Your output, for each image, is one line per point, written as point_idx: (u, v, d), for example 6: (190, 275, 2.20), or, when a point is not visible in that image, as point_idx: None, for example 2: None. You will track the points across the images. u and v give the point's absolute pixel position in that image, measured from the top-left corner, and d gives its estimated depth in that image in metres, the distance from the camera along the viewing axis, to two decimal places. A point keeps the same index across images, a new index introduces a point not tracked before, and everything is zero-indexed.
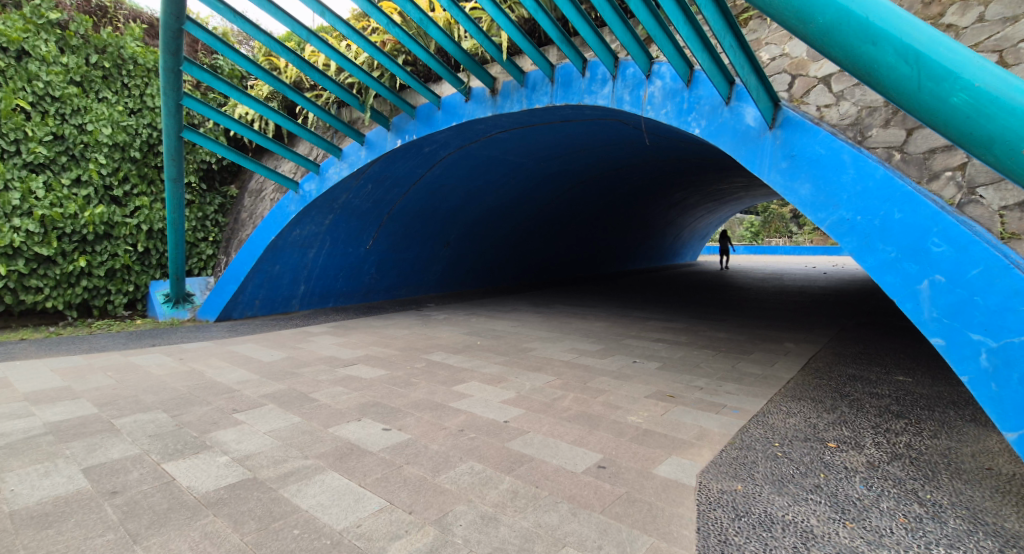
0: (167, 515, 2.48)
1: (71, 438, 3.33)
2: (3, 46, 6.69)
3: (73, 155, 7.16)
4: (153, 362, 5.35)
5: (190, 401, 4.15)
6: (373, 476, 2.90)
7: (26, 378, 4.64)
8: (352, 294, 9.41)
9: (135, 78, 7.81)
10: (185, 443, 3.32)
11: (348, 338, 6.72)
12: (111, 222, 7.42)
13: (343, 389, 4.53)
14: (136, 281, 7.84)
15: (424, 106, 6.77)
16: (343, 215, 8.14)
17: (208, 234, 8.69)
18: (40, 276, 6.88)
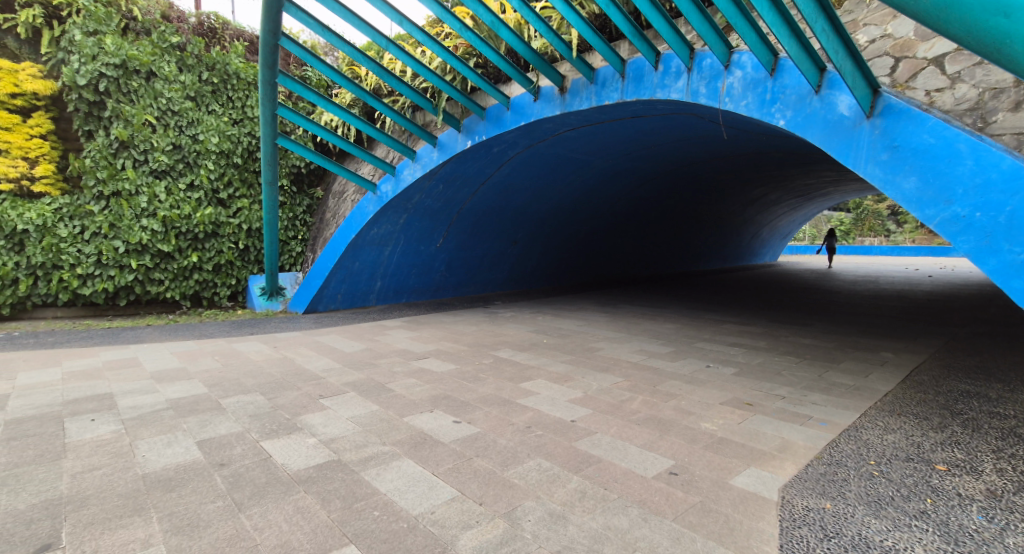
0: (266, 488, 2.72)
1: (186, 413, 3.75)
2: (136, 68, 7.62)
3: (188, 162, 8.01)
4: (251, 349, 5.88)
5: (283, 386, 4.52)
6: (445, 466, 3.01)
7: (151, 359, 5.28)
8: (424, 290, 9.81)
9: (238, 91, 8.56)
10: (279, 424, 3.63)
11: (421, 333, 7.00)
12: (218, 222, 8.22)
13: (416, 381, 4.74)
14: (238, 275, 8.62)
15: (494, 107, 6.88)
16: (416, 215, 8.47)
17: (297, 233, 9.39)
18: (161, 269, 7.81)
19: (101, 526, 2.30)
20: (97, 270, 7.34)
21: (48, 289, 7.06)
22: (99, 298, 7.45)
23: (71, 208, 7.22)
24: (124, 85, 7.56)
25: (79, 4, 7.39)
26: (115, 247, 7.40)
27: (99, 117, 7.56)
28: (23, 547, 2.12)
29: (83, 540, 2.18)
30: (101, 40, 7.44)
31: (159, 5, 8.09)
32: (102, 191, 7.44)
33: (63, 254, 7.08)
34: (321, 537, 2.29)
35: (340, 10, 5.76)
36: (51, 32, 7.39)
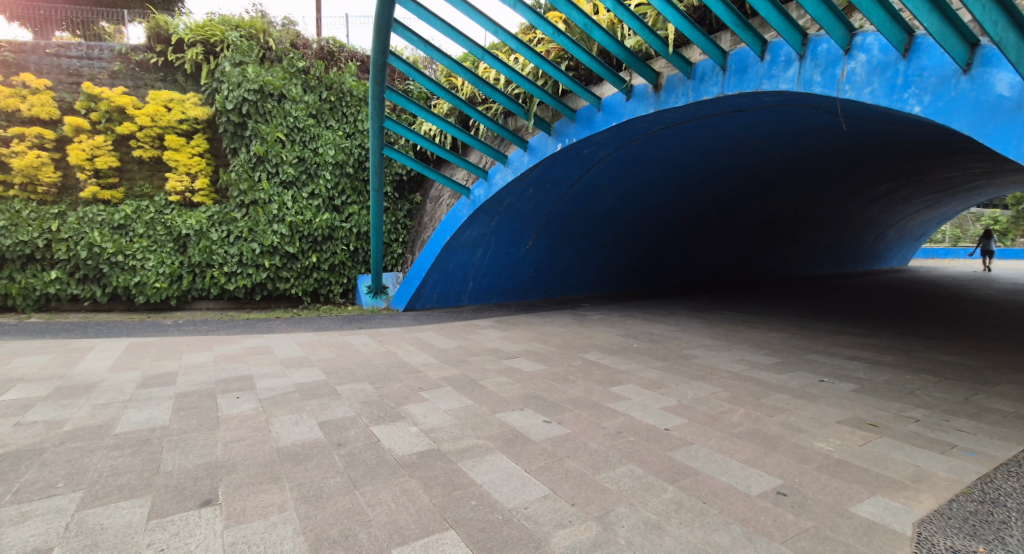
0: (376, 470, 2.98)
1: (309, 397, 4.20)
2: (270, 92, 8.64)
3: (310, 173, 8.91)
4: (361, 342, 6.42)
5: (388, 377, 4.89)
6: (537, 464, 3.09)
7: (281, 347, 5.98)
8: (513, 292, 10.05)
9: (351, 107, 9.33)
10: (385, 411, 3.94)
11: (510, 333, 7.18)
12: (333, 226, 9.04)
13: (508, 379, 4.88)
14: (349, 274, 9.38)
15: (585, 109, 6.86)
16: (507, 218, 8.68)
17: (399, 236, 10.04)
18: (288, 268, 8.78)
19: (247, 488, 2.67)
20: (239, 269, 8.48)
21: (203, 284, 8.33)
22: (240, 292, 8.61)
23: (220, 215, 8.45)
24: (261, 107, 8.61)
25: (228, 39, 8.55)
26: (253, 249, 8.50)
27: (241, 136, 8.69)
28: (191, 499, 2.51)
29: (234, 499, 2.55)
30: (244, 69, 8.54)
31: (288, 35, 9.08)
32: (243, 200, 8.56)
33: (214, 254, 8.32)
34: (425, 520, 2.46)
35: (441, 25, 6.13)
36: (208, 65, 8.63)
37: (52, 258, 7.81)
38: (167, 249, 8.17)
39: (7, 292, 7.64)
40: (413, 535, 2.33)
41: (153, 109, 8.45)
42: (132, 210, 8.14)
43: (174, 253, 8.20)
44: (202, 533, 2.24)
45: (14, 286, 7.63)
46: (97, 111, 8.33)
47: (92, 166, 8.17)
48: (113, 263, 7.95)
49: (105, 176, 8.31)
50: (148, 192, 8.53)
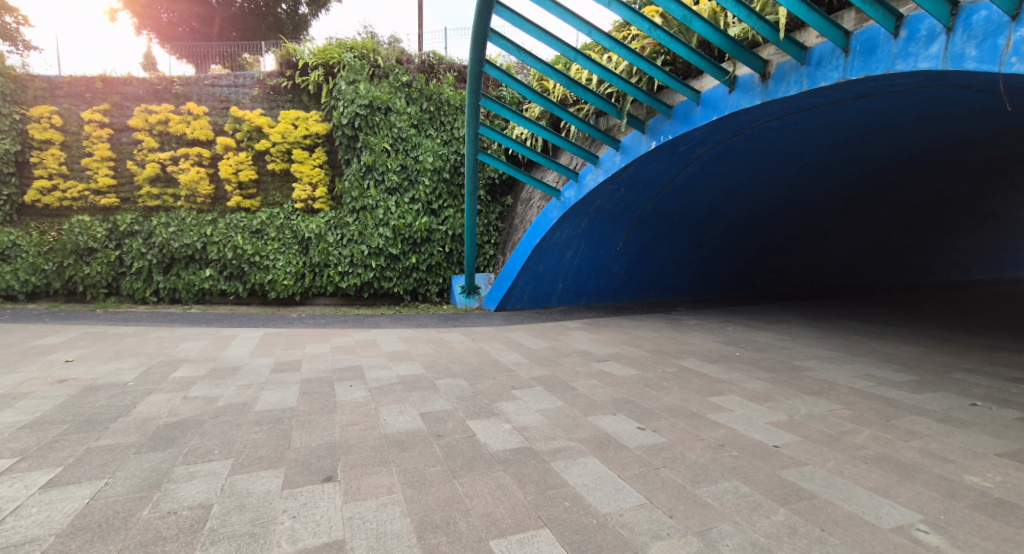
0: (472, 462, 3.09)
1: (411, 388, 4.48)
2: (378, 105, 9.32)
3: (411, 180, 9.47)
4: (456, 339, 6.70)
5: (481, 374, 5.06)
6: (632, 471, 3.03)
7: (386, 341, 6.43)
8: (603, 294, 9.94)
9: (449, 116, 9.77)
10: (480, 407, 4.09)
11: (600, 335, 7.08)
12: (431, 229, 9.53)
13: (599, 382, 4.83)
14: (445, 275, 9.80)
15: (682, 104, 6.55)
16: (598, 219, 8.56)
17: (490, 238, 10.28)
18: (391, 269, 9.42)
19: (361, 469, 2.91)
20: (351, 269, 9.26)
21: (321, 282, 9.24)
22: (351, 290, 9.40)
23: (335, 220, 9.28)
24: (370, 121, 9.32)
25: (344, 61, 9.35)
26: (363, 250, 9.24)
27: (353, 148, 9.46)
28: (315, 474, 2.80)
29: (351, 478, 2.79)
30: (357, 86, 9.29)
31: (394, 52, 9.71)
32: (355, 206, 9.31)
33: (330, 255, 9.18)
34: (521, 515, 2.52)
35: (535, 30, 6.22)
36: (327, 85, 9.48)
37: (207, 258, 9.08)
38: (293, 250, 9.16)
39: (175, 287, 9.03)
40: (509, 529, 2.39)
41: (283, 127, 9.48)
42: (267, 216, 9.26)
43: (299, 254, 9.17)
44: (325, 505, 2.48)
45: (180, 282, 9.01)
46: (241, 131, 9.54)
47: (237, 179, 9.36)
48: (252, 263, 9.09)
49: (247, 188, 9.48)
50: (279, 201, 9.59)
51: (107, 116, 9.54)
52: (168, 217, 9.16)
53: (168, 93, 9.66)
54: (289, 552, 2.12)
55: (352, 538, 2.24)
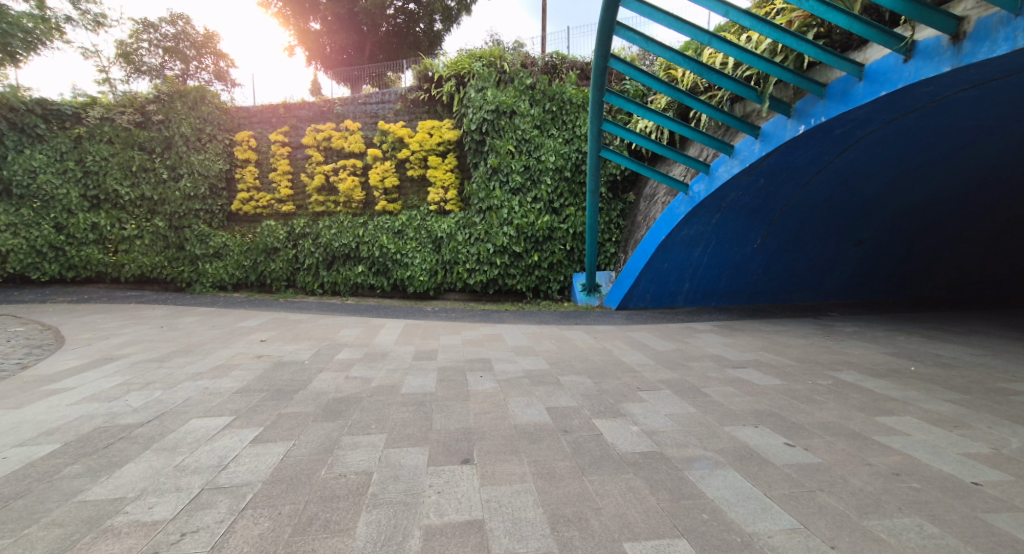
0: (601, 461, 3.06)
1: (536, 383, 4.60)
2: (503, 109, 9.67)
3: (533, 180, 9.67)
4: (579, 337, 6.70)
5: (605, 373, 5.00)
6: (780, 490, 2.78)
7: (511, 336, 6.68)
8: (736, 295, 9.23)
9: (571, 114, 9.74)
10: (606, 406, 4.03)
11: (735, 339, 6.59)
12: (552, 227, 9.62)
13: (735, 390, 4.50)
14: (566, 272, 9.81)
15: (840, 81, 5.75)
16: (731, 213, 7.92)
17: (612, 235, 9.96)
18: (515, 266, 9.73)
19: (496, 456, 3.07)
20: (478, 266, 9.76)
21: (452, 279, 9.87)
22: (478, 286, 9.90)
23: (464, 220, 9.85)
24: (496, 125, 9.73)
25: (474, 70, 9.87)
26: (489, 248, 9.68)
27: (481, 151, 9.97)
28: (454, 455, 3.03)
29: (486, 463, 2.96)
30: (485, 93, 9.75)
31: (519, 57, 10.03)
32: (482, 207, 9.79)
33: (459, 253, 9.77)
34: (655, 522, 2.46)
35: (665, 18, 5.98)
36: (459, 95, 10.07)
37: (360, 256, 10.24)
38: (428, 249, 9.90)
39: (336, 281, 10.33)
40: (644, 534, 2.35)
41: (421, 136, 10.29)
42: (407, 218, 10.15)
43: (432, 252, 9.90)
44: (466, 486, 2.68)
45: (339, 276, 10.29)
46: (386, 142, 10.57)
47: (383, 186, 10.42)
48: (394, 260, 10.04)
49: (391, 193, 10.51)
50: (417, 204, 10.46)
51: (287, 136, 11.22)
52: (330, 221, 10.50)
53: (331, 114, 11.08)
54: (438, 524, 2.33)
55: (490, 519, 2.39)
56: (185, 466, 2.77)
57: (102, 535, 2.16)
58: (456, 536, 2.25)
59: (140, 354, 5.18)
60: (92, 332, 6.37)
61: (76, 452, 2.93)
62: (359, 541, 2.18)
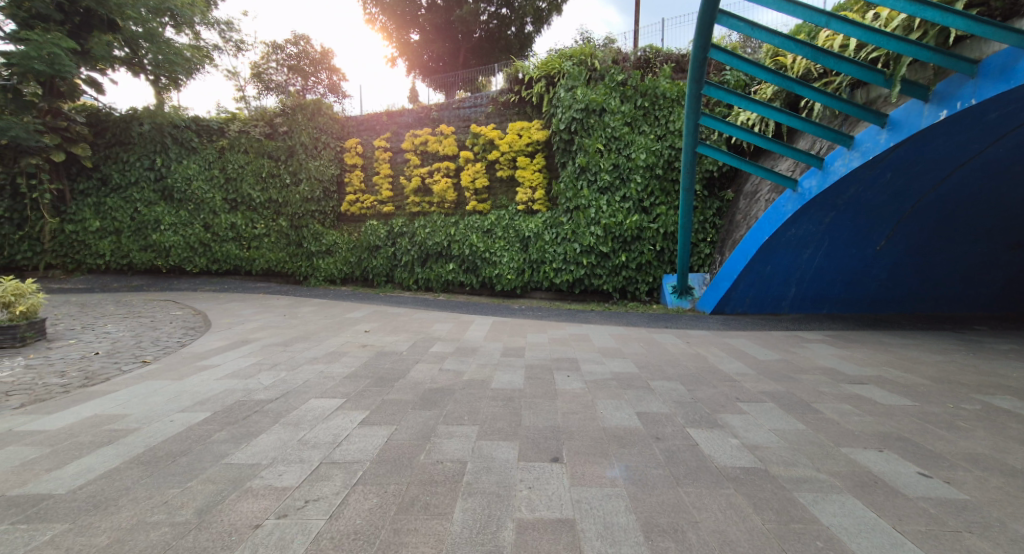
0: (698, 472, 2.93)
1: (625, 386, 4.50)
2: (593, 107, 9.55)
3: (623, 178, 9.45)
4: (670, 341, 6.45)
5: (700, 380, 4.76)
6: (914, 526, 2.48)
7: (599, 337, 6.60)
8: (851, 302, 8.40)
9: (664, 109, 9.36)
10: (701, 415, 3.84)
11: (852, 352, 5.97)
12: (641, 226, 9.31)
13: (853, 408, 4.08)
14: (655, 273, 9.45)
15: (998, 56, 4.94)
16: (849, 212, 7.17)
17: (706, 235, 9.41)
18: (602, 266, 9.57)
19: (585, 457, 3.05)
20: (564, 266, 9.74)
21: (538, 278, 9.94)
22: (564, 286, 9.89)
23: (552, 220, 9.87)
24: (585, 123, 9.63)
25: (564, 69, 9.85)
26: (575, 248, 9.62)
27: (569, 151, 9.92)
28: (544, 453, 3.07)
29: (576, 464, 2.95)
30: (575, 92, 9.69)
31: (610, 54, 9.86)
32: (569, 206, 9.75)
33: (546, 253, 9.82)
34: (761, 543, 2.30)
35: (775, 1, 5.56)
36: (548, 95, 10.09)
37: (451, 254, 10.66)
38: (515, 248, 10.06)
39: (429, 277, 10.85)
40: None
41: (510, 137, 10.46)
42: (496, 218, 10.39)
43: (520, 251, 10.04)
44: (555, 484, 2.69)
45: (432, 273, 10.79)
46: (478, 145, 10.89)
47: (474, 187, 10.78)
48: (483, 258, 10.31)
49: (481, 194, 10.84)
50: (505, 203, 10.67)
51: (388, 142, 11.98)
52: (425, 221, 11.05)
53: (428, 119, 11.65)
54: (530, 518, 2.37)
55: (581, 520, 2.39)
56: (307, 440, 3.07)
57: (244, 494, 2.47)
58: (548, 533, 2.28)
59: (268, 338, 5.83)
60: (232, 317, 7.28)
61: (223, 420, 3.37)
62: (456, 526, 2.28)
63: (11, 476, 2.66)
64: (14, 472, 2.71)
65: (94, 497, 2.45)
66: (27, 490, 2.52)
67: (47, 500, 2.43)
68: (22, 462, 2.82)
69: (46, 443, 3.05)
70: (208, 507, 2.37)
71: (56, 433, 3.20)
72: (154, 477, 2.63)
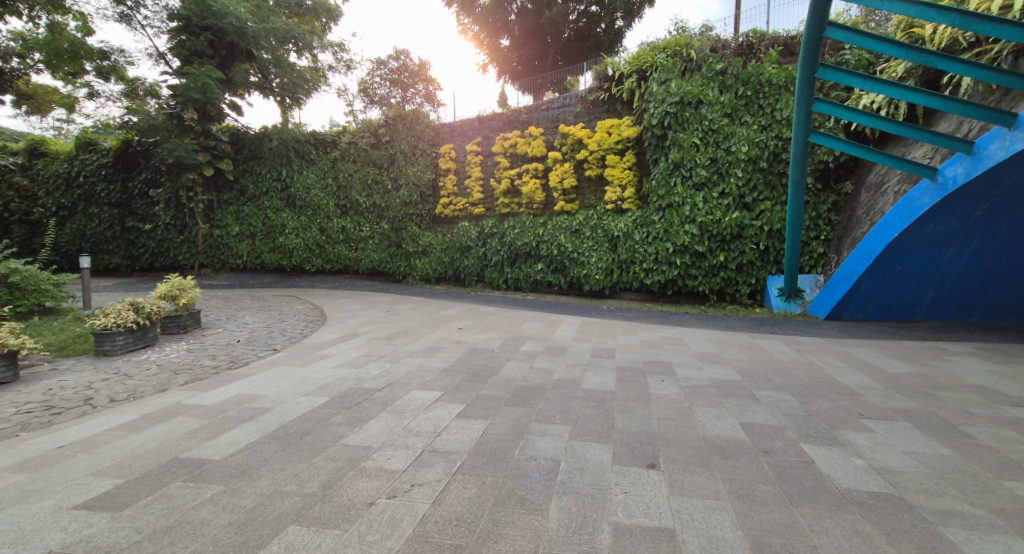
0: (815, 493, 2.68)
1: (727, 394, 4.23)
2: (688, 100, 9.11)
3: (721, 173, 8.91)
4: (777, 348, 5.96)
5: (815, 392, 4.34)
6: None
7: (695, 341, 6.28)
8: (1006, 308, 7.28)
9: (770, 97, 8.66)
10: (817, 431, 3.50)
11: (1010, 369, 5.11)
12: (742, 224, 8.69)
13: (1015, 435, 3.49)
14: (759, 274, 8.78)
15: None
16: (1006, 204, 6.16)
17: (820, 233, 8.54)
18: (697, 267, 9.09)
19: (684, 466, 2.91)
20: (656, 266, 9.39)
21: (628, 278, 9.68)
22: (656, 287, 9.54)
23: (642, 219, 9.55)
24: (680, 117, 9.21)
25: (657, 62, 9.49)
26: (668, 248, 9.23)
27: (662, 147, 9.54)
28: (640, 458, 2.97)
29: (674, 472, 2.82)
30: (669, 85, 9.28)
31: (708, 42, 9.34)
32: (661, 204, 9.37)
33: (636, 253, 9.52)
34: None
35: None
36: (640, 90, 9.78)
37: (539, 255, 10.73)
38: (604, 248, 9.88)
39: (518, 277, 11.00)
40: None
41: (599, 136, 10.29)
42: (584, 218, 10.27)
43: (609, 251, 9.84)
44: (653, 491, 2.60)
45: (521, 273, 10.92)
46: (566, 145, 10.84)
47: (562, 187, 10.76)
48: (571, 258, 10.25)
49: (569, 193, 10.78)
50: (594, 203, 10.49)
51: (480, 146, 12.34)
52: (514, 222, 11.21)
53: (517, 122, 11.81)
54: (627, 524, 2.31)
55: (683, 531, 2.29)
56: (410, 428, 3.25)
57: (358, 473, 2.68)
58: (646, 540, 2.21)
59: (373, 332, 6.25)
60: (342, 313, 7.91)
61: (339, 405, 3.67)
62: (553, 523, 2.29)
63: (180, 442, 3.10)
64: (182, 438, 3.16)
65: (241, 464, 2.79)
66: (193, 453, 2.93)
67: (207, 463, 2.80)
68: (188, 430, 3.27)
69: (204, 415, 3.52)
70: (330, 481, 2.60)
71: (210, 408, 3.68)
72: (286, 452, 2.93)
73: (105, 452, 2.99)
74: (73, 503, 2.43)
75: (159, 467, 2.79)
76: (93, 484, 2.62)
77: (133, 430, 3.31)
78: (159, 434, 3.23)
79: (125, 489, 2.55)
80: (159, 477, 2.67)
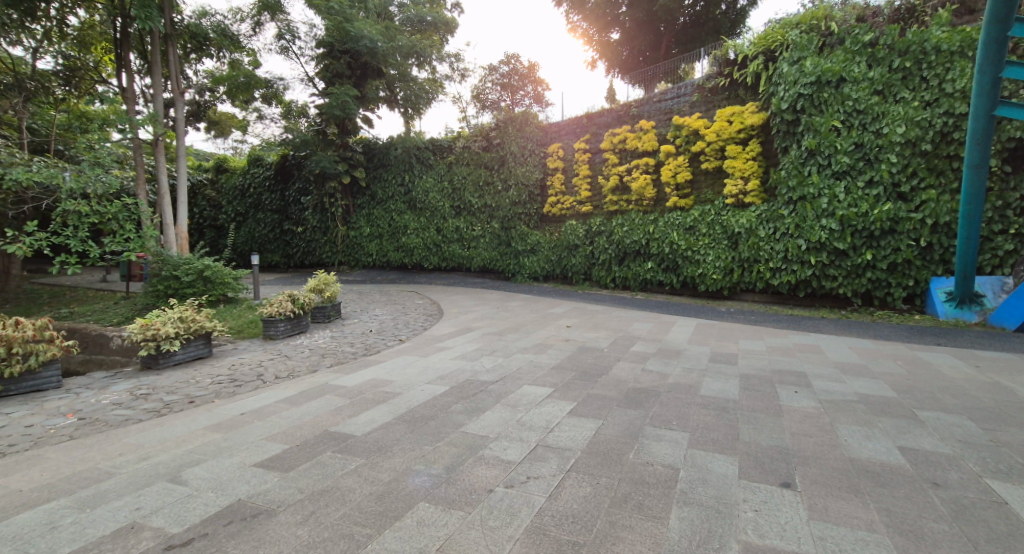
0: (1008, 540, 2.22)
1: (879, 412, 3.70)
2: (828, 79, 8.12)
3: (869, 159, 7.80)
4: (945, 363, 5.07)
5: (1003, 419, 3.62)
6: None
7: (834, 350, 5.60)
8: None
9: (936, 67, 7.39)
10: (1009, 466, 2.90)
11: None
12: (897, 217, 7.55)
13: None
14: (917, 276, 7.57)
15: None
16: None
17: (1007, 226, 7.10)
18: (836, 266, 8.09)
19: (828, 489, 2.60)
20: (784, 265, 8.54)
21: (751, 278, 8.94)
22: (784, 288, 8.70)
23: (769, 213, 8.72)
24: (816, 99, 8.25)
25: (788, 40, 8.59)
26: (799, 245, 8.32)
27: (793, 133, 8.63)
28: (772, 475, 2.71)
29: (816, 495, 2.53)
30: (803, 64, 8.36)
31: (854, 12, 8.24)
32: (792, 197, 8.49)
33: (761, 251, 8.74)
34: None
35: None
36: (767, 72, 8.92)
37: (650, 253, 10.32)
38: (723, 246, 9.22)
39: (626, 276, 10.70)
40: None
41: (719, 125, 9.59)
42: (699, 214, 9.64)
43: (728, 249, 9.16)
44: (790, 513, 2.36)
45: (630, 272, 10.61)
46: (680, 137, 10.26)
47: (675, 181, 10.21)
48: (685, 257, 9.71)
49: (683, 188, 10.19)
50: (711, 198, 9.80)
51: (588, 143, 12.18)
52: (623, 219, 10.89)
53: (628, 116, 11.47)
54: (760, 544, 2.12)
55: None
56: (525, 422, 3.30)
57: (479, 461, 2.78)
58: None
59: (485, 328, 6.48)
60: (457, 308, 8.31)
61: (459, 395, 3.85)
62: (675, 533, 2.17)
63: (329, 417, 3.47)
64: (330, 414, 3.54)
65: (378, 442, 3.04)
66: (340, 428, 3.26)
67: (351, 438, 3.10)
68: (334, 408, 3.65)
69: (346, 396, 3.90)
70: (454, 466, 2.73)
71: (350, 389, 4.07)
72: (415, 434, 3.14)
73: (274, 421, 3.45)
74: (251, 461, 2.84)
75: (314, 437, 3.15)
76: (265, 447, 3.03)
77: (293, 404, 3.78)
78: (313, 408, 3.65)
79: (289, 454, 2.92)
80: (314, 446, 3.02)
